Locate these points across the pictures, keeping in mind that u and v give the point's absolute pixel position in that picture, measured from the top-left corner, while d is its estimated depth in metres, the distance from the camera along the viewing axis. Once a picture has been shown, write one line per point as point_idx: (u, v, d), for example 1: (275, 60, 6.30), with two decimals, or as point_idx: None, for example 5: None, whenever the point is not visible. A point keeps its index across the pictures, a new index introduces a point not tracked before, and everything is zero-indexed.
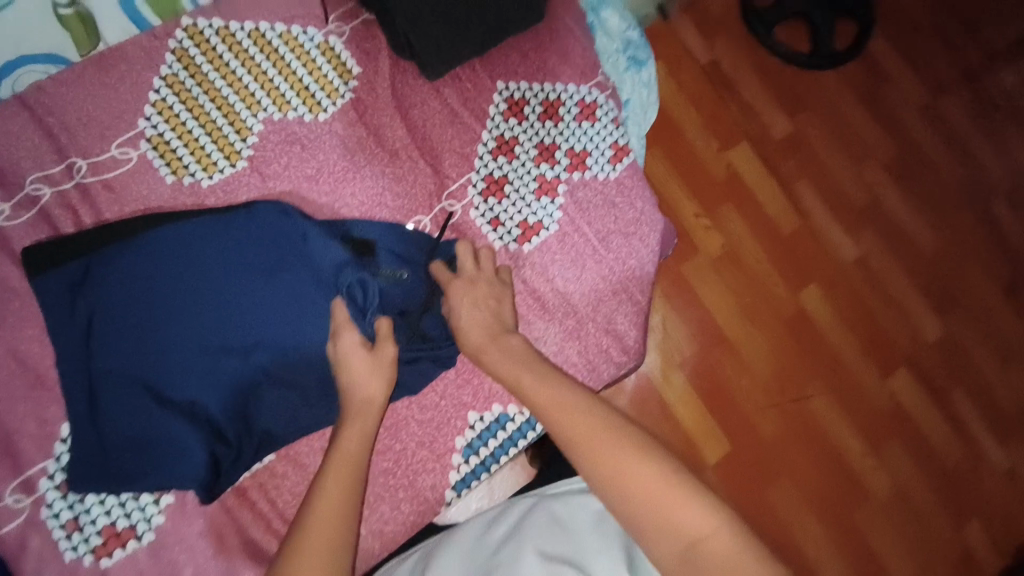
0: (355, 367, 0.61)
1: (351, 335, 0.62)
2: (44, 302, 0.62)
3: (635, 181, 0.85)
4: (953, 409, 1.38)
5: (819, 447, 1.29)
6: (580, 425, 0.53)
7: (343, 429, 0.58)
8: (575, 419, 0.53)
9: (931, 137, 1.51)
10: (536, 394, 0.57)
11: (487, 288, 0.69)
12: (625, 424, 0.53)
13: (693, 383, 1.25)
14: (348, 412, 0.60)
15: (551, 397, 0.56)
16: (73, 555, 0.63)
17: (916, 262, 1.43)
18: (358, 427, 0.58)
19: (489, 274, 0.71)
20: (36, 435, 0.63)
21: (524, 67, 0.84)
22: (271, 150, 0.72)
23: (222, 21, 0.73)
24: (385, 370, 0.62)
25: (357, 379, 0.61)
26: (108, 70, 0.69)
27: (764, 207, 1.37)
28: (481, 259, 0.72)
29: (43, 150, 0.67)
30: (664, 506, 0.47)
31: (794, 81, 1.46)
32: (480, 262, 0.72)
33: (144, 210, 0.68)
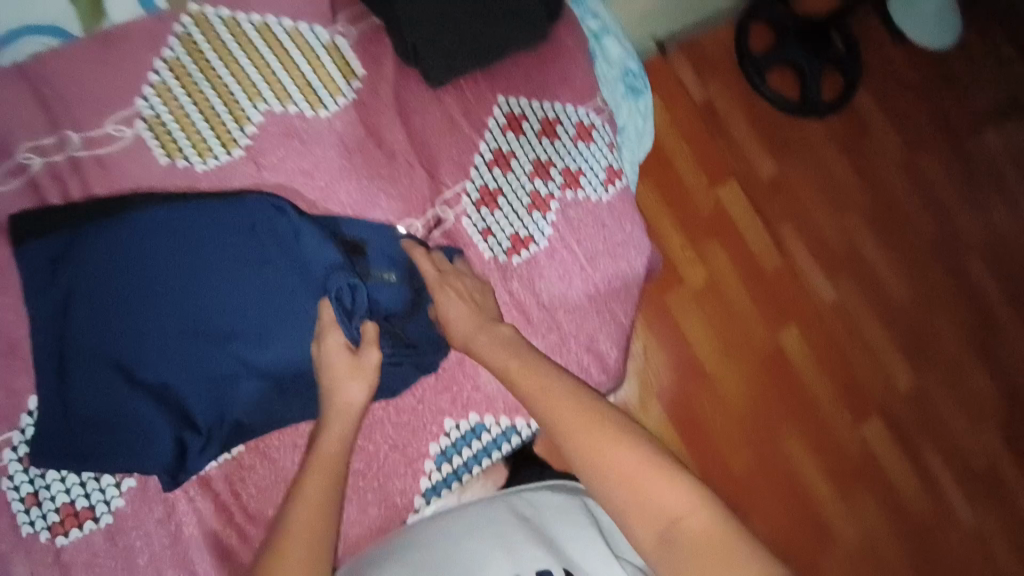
0: (335, 368, 0.62)
1: (337, 336, 0.63)
2: (24, 268, 0.62)
3: (627, 207, 0.87)
4: (918, 456, 1.41)
5: (787, 486, 1.31)
6: (564, 405, 0.60)
7: (323, 431, 0.61)
8: (559, 401, 0.60)
9: (909, 191, 1.57)
10: (524, 380, 0.63)
11: (470, 283, 0.72)
12: (604, 404, 0.60)
13: (667, 411, 1.27)
14: (327, 416, 0.61)
15: (544, 391, 0.61)
16: (28, 530, 0.61)
17: (889, 310, 1.48)
18: (337, 430, 0.61)
19: (468, 271, 0.74)
20: (3, 405, 0.62)
21: (525, 85, 0.86)
22: (269, 142, 0.72)
23: (231, 11, 0.73)
24: (367, 375, 0.62)
25: (337, 384, 0.61)
26: (110, 48, 0.69)
27: (748, 244, 1.41)
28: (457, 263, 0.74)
29: (37, 120, 0.66)
30: (642, 492, 0.54)
31: (782, 126, 1.52)
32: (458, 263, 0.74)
33: (136, 189, 0.67)
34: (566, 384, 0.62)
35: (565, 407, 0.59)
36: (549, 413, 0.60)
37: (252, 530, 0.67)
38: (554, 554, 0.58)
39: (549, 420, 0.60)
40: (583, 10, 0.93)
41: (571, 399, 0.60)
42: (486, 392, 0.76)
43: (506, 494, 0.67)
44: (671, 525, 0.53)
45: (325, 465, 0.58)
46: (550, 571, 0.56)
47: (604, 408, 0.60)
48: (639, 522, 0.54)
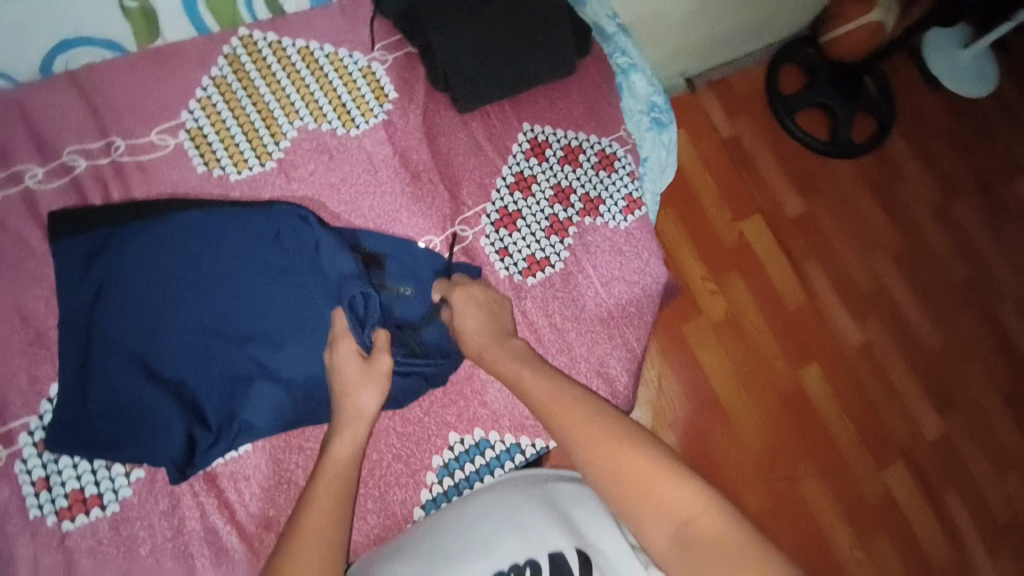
0: (347, 376, 0.62)
1: (349, 342, 0.63)
2: (61, 261, 0.65)
3: (644, 234, 0.88)
4: (948, 514, 1.34)
5: (809, 534, 1.24)
6: (571, 412, 0.60)
7: (333, 441, 0.60)
8: (566, 408, 0.60)
9: (942, 236, 1.53)
10: (532, 388, 0.63)
11: (485, 291, 0.72)
12: (611, 411, 0.60)
13: (683, 446, 1.23)
14: (339, 422, 0.61)
15: (552, 398, 0.62)
16: (36, 513, 0.61)
17: (918, 358, 1.43)
18: (348, 436, 0.60)
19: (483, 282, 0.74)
20: (24, 391, 0.63)
21: (550, 113, 0.89)
22: (301, 156, 0.76)
23: (277, 35, 0.78)
24: (377, 381, 0.62)
25: (348, 390, 0.61)
26: (162, 63, 0.74)
27: (771, 280, 1.39)
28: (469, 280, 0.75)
29: (87, 125, 0.71)
30: (654, 494, 0.54)
31: (810, 166, 1.51)
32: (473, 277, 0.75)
33: (173, 193, 0.71)
34: (573, 390, 0.62)
35: (572, 414, 0.59)
36: (557, 420, 0.60)
37: (253, 531, 0.67)
38: (567, 535, 0.57)
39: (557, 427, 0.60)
40: (611, 46, 0.95)
41: (578, 405, 0.60)
42: (492, 408, 0.76)
43: (521, 480, 0.67)
44: (684, 526, 0.52)
45: (336, 473, 0.57)
46: (563, 553, 0.55)
47: (612, 413, 0.59)
48: (652, 525, 0.53)
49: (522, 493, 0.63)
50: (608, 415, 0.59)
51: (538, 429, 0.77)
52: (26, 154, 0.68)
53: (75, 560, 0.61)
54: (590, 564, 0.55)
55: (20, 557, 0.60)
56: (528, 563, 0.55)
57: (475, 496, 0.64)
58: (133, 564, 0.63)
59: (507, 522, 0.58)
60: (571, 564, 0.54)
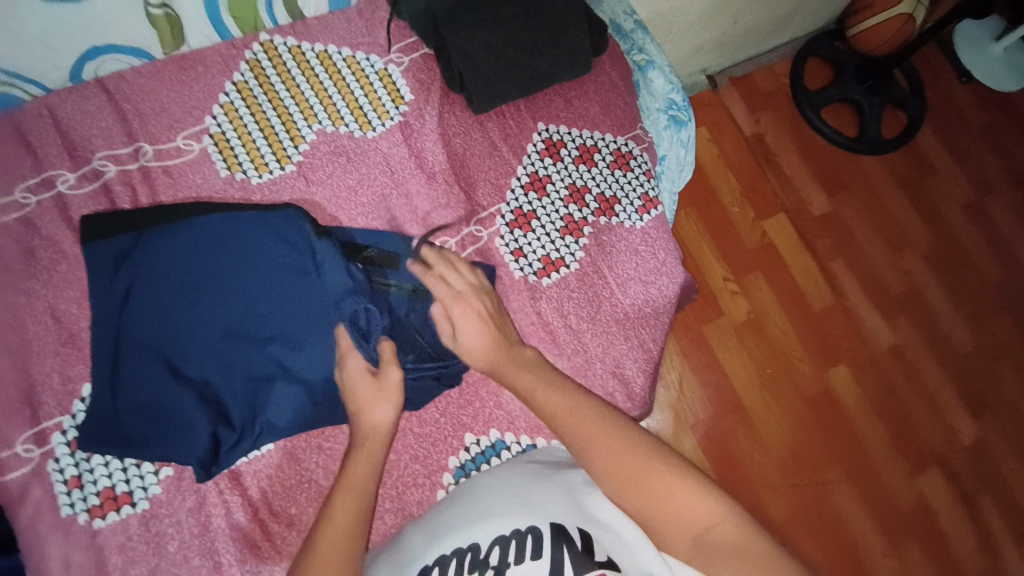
0: (360, 396, 0.64)
1: (355, 361, 0.65)
2: (92, 263, 0.67)
3: (661, 233, 0.88)
4: (983, 521, 1.29)
5: (836, 541, 1.21)
6: (590, 425, 0.62)
7: (351, 457, 0.62)
8: (584, 419, 0.62)
9: (975, 234, 1.48)
10: (548, 401, 0.64)
11: (479, 300, 0.69)
12: (631, 425, 0.63)
13: (705, 449, 1.21)
14: (357, 438, 0.63)
15: (568, 408, 0.63)
16: (68, 511, 0.63)
17: (950, 360, 1.38)
18: (364, 453, 0.62)
19: (472, 282, 0.70)
20: (56, 390, 0.66)
21: (566, 113, 0.88)
22: (319, 159, 0.77)
23: (296, 40, 0.80)
24: (388, 397, 0.64)
25: (361, 405, 0.63)
26: (186, 70, 0.76)
27: (796, 280, 1.36)
28: (458, 267, 0.71)
29: (116, 132, 0.73)
30: (674, 502, 0.56)
31: (836, 162, 1.48)
32: (458, 272, 0.71)
33: (196, 197, 0.73)
34: (589, 403, 0.64)
35: (591, 423, 0.62)
36: (575, 428, 0.62)
37: (275, 528, 0.68)
38: (571, 510, 0.58)
39: (573, 434, 0.61)
40: (628, 44, 0.95)
41: (596, 415, 0.63)
42: (508, 409, 0.76)
43: (531, 459, 0.68)
44: (705, 531, 0.55)
45: (354, 487, 0.60)
46: (563, 526, 0.56)
47: (630, 426, 0.62)
48: (673, 530, 0.56)
49: (529, 469, 0.64)
50: (627, 429, 0.62)
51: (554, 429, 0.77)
52: (58, 161, 0.71)
53: (106, 557, 0.63)
54: (590, 535, 0.56)
55: (51, 555, 0.62)
56: (529, 530, 0.55)
57: (486, 473, 0.66)
58: (161, 560, 0.64)
59: (513, 493, 0.60)
60: (572, 533, 0.55)
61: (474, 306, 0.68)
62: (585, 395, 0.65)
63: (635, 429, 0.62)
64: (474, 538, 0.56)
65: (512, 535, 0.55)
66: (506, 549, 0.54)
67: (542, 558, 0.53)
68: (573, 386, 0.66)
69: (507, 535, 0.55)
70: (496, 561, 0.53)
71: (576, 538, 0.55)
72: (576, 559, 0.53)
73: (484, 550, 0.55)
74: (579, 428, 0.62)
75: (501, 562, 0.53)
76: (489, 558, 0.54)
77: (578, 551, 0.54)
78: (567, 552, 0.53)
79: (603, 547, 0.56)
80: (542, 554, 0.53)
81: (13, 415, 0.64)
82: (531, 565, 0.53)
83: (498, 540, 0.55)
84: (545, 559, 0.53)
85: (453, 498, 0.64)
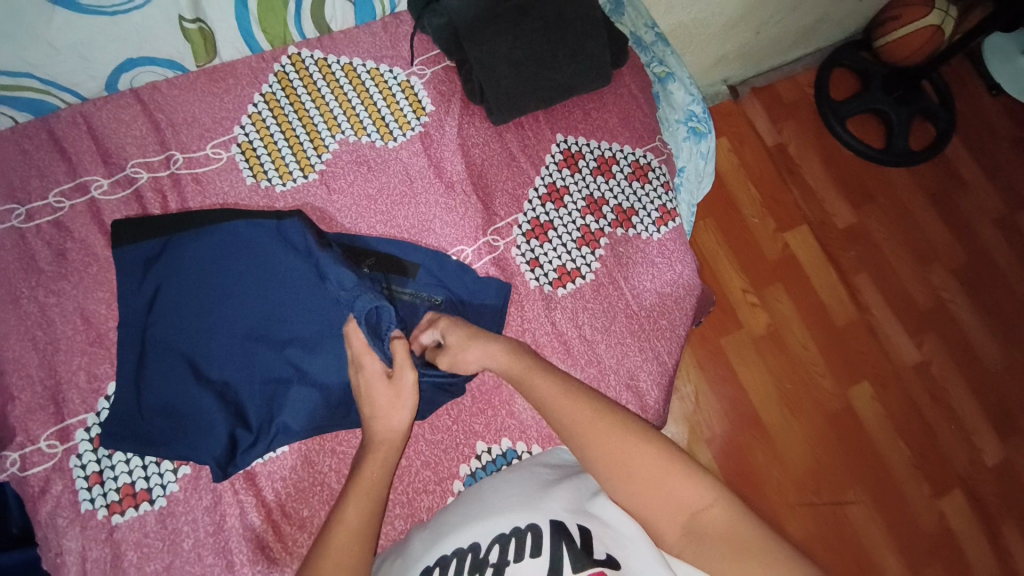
0: (377, 402, 0.63)
1: (371, 367, 0.64)
2: (122, 266, 0.70)
3: (678, 245, 0.87)
4: (1008, 546, 1.25)
5: (853, 560, 1.18)
6: (584, 414, 0.61)
7: (362, 462, 0.61)
8: (578, 408, 0.62)
9: (1005, 250, 1.44)
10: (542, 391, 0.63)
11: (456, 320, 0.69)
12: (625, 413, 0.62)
13: (719, 463, 1.19)
14: (370, 443, 0.63)
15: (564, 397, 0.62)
16: (88, 506, 0.65)
17: (978, 379, 1.35)
18: (378, 458, 0.62)
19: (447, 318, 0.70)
20: (83, 388, 0.68)
21: (585, 124, 0.89)
22: (341, 167, 0.79)
23: (323, 53, 0.82)
24: (408, 403, 0.63)
25: (379, 412, 0.63)
26: (217, 81, 0.79)
27: (817, 294, 1.33)
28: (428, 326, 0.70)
29: (148, 140, 0.76)
30: (664, 491, 0.56)
31: (861, 174, 1.45)
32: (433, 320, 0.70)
33: (222, 204, 0.75)
34: (585, 394, 0.63)
35: (589, 419, 0.61)
36: (573, 426, 0.61)
37: (287, 529, 0.69)
38: (570, 509, 0.57)
39: (571, 430, 0.61)
40: (648, 56, 0.96)
41: (593, 411, 0.61)
42: (520, 418, 0.76)
43: (541, 463, 0.67)
44: (693, 519, 0.55)
45: (362, 489, 0.60)
46: (563, 522, 0.55)
47: (625, 418, 0.61)
48: (662, 519, 0.56)
49: (535, 473, 0.64)
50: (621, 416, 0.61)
51: None
52: (92, 167, 0.74)
53: (122, 553, 0.64)
54: (590, 531, 0.55)
55: (68, 550, 0.63)
56: (530, 527, 0.55)
57: (493, 475, 0.66)
58: (175, 558, 0.65)
59: (516, 493, 0.60)
60: (572, 529, 0.55)
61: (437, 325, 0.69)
62: (585, 391, 0.64)
63: (630, 421, 0.61)
64: (474, 538, 0.56)
65: (512, 533, 0.55)
66: (505, 547, 0.54)
67: (542, 556, 0.52)
68: (576, 382, 0.64)
69: (506, 534, 0.55)
70: (495, 559, 0.53)
71: (576, 535, 0.54)
72: (575, 556, 0.52)
73: (484, 548, 0.55)
74: (575, 423, 0.61)
75: (501, 559, 0.53)
76: (488, 556, 0.54)
77: (578, 548, 0.53)
78: (567, 549, 0.53)
79: (603, 544, 0.55)
80: (541, 551, 0.53)
81: (40, 411, 0.67)
82: (531, 562, 0.52)
83: (497, 539, 0.55)
84: (545, 556, 0.52)
85: (457, 504, 0.63)
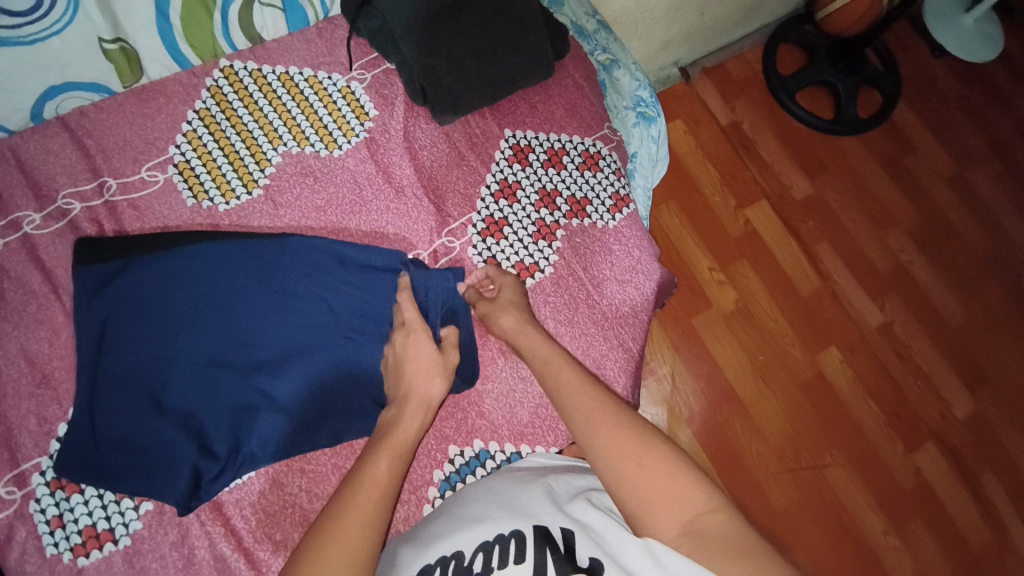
0: (419, 363, 0.66)
1: (421, 334, 0.68)
2: (76, 295, 0.68)
3: (634, 231, 0.88)
4: (982, 491, 1.29)
5: (835, 520, 1.21)
6: (594, 408, 0.61)
7: (401, 420, 0.62)
8: (590, 402, 0.62)
9: (958, 206, 1.49)
10: (560, 385, 0.65)
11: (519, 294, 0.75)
12: (631, 411, 0.62)
13: (701, 440, 1.21)
14: (406, 405, 0.64)
15: (580, 389, 0.63)
16: (53, 551, 0.62)
17: (942, 335, 1.39)
18: (414, 421, 0.62)
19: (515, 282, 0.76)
20: (34, 432, 0.65)
21: (533, 117, 0.88)
22: (286, 180, 0.77)
23: (257, 64, 0.80)
24: (448, 373, 0.67)
25: (417, 375, 0.66)
26: (147, 102, 0.76)
27: (782, 266, 1.36)
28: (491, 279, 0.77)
29: (79, 168, 0.73)
30: (667, 487, 0.54)
31: (815, 145, 1.48)
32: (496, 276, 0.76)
33: (164, 228, 0.73)
34: (600, 391, 0.63)
35: (601, 413, 0.60)
36: (587, 417, 0.61)
37: (260, 556, 0.66)
38: (554, 512, 0.56)
39: (582, 419, 0.61)
40: (591, 45, 0.96)
41: (603, 404, 0.61)
42: (490, 419, 0.76)
43: (517, 467, 0.67)
44: (694, 519, 0.52)
45: (393, 446, 0.59)
46: (547, 528, 0.54)
47: (634, 417, 0.61)
48: (661, 514, 0.53)
49: (513, 477, 0.64)
50: (630, 414, 0.61)
51: (537, 434, 0.77)
52: (23, 202, 0.71)
53: None
54: (573, 534, 0.54)
55: None
56: (513, 534, 0.54)
57: (476, 482, 0.66)
58: None
59: (496, 500, 0.60)
60: (555, 534, 0.54)
61: (497, 280, 0.76)
62: (604, 387, 0.65)
63: (643, 420, 0.61)
64: (458, 546, 0.55)
65: (495, 540, 0.54)
66: (489, 555, 0.53)
67: (527, 562, 0.52)
68: (598, 380, 0.66)
69: (490, 542, 0.54)
70: (479, 568, 0.52)
71: (559, 541, 0.53)
72: (559, 564, 0.51)
73: (468, 556, 0.54)
74: (590, 416, 0.60)
75: (484, 568, 0.52)
76: (473, 564, 0.53)
77: (561, 554, 0.52)
78: (550, 555, 0.52)
79: (587, 547, 0.53)
80: (525, 558, 0.52)
81: None
82: (513, 569, 0.51)
83: (481, 547, 0.54)
84: (527, 562, 0.51)
85: (437, 516, 0.62)
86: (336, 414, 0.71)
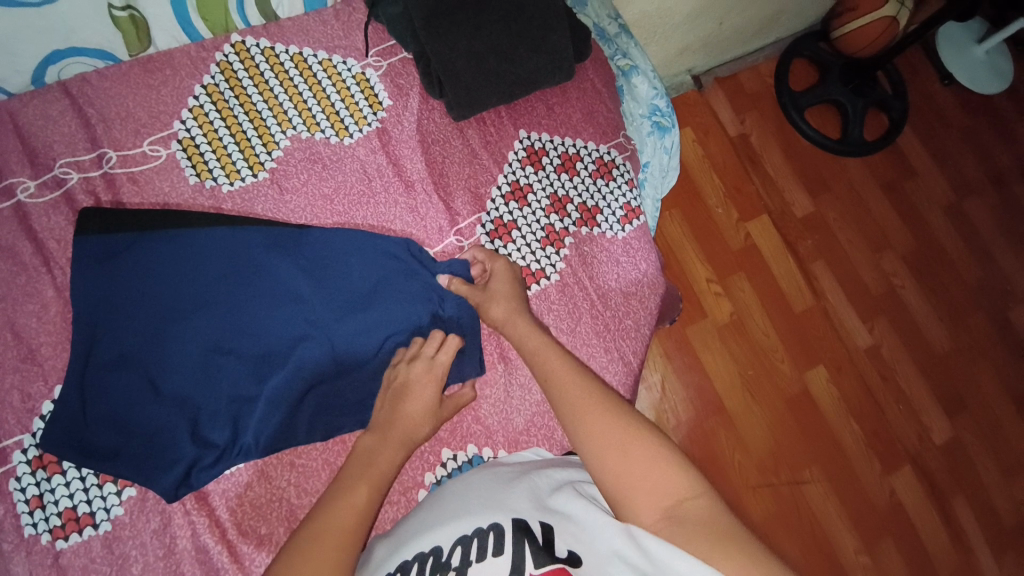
0: (416, 394, 0.65)
1: (434, 377, 0.66)
2: (74, 267, 0.66)
3: (642, 243, 0.88)
4: (953, 515, 1.32)
5: (811, 536, 1.22)
6: (580, 395, 0.61)
7: (378, 452, 0.61)
8: (576, 390, 0.61)
9: (953, 235, 1.50)
10: (549, 373, 0.64)
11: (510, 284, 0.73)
12: (616, 399, 0.61)
13: (687, 450, 1.22)
14: (390, 434, 0.62)
15: (568, 379, 0.63)
16: (31, 531, 0.61)
17: (927, 361, 1.40)
18: (390, 451, 0.61)
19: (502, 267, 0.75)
20: (17, 408, 0.63)
21: (548, 120, 0.87)
22: (293, 166, 0.75)
23: (269, 42, 0.77)
24: (436, 421, 0.66)
25: (405, 415, 0.64)
26: (153, 72, 0.73)
27: (778, 282, 1.36)
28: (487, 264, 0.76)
29: (78, 138, 0.70)
30: (648, 473, 0.54)
31: (820, 163, 1.48)
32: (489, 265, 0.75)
33: (164, 206, 0.70)
34: (588, 380, 0.63)
35: (588, 400, 0.60)
36: (572, 404, 0.60)
37: (244, 549, 0.64)
38: (534, 505, 0.56)
39: (567, 406, 0.61)
40: (611, 49, 0.95)
41: (591, 392, 0.61)
42: (486, 424, 0.75)
43: (500, 463, 0.66)
44: (676, 505, 0.52)
45: (371, 475, 0.58)
46: (526, 520, 0.53)
47: (619, 403, 0.60)
48: (643, 499, 0.53)
49: (495, 471, 0.63)
50: (614, 401, 0.60)
51: (531, 442, 0.76)
52: (18, 168, 0.68)
53: None
54: (553, 528, 0.53)
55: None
56: (492, 527, 0.53)
57: (457, 477, 0.64)
58: None
59: (476, 494, 0.58)
60: (533, 527, 0.53)
61: (488, 266, 0.75)
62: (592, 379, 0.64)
63: (628, 408, 0.60)
64: (435, 541, 0.54)
65: (475, 535, 0.53)
66: (468, 549, 0.52)
67: (504, 555, 0.51)
68: (588, 372, 0.65)
69: (468, 535, 0.53)
70: (457, 562, 0.51)
71: (538, 532, 0.52)
72: (537, 555, 0.51)
73: (445, 552, 0.52)
74: (576, 403, 0.60)
75: (462, 561, 0.51)
76: (450, 560, 0.51)
77: (539, 546, 0.51)
78: (529, 547, 0.51)
79: (564, 540, 0.53)
80: (504, 549, 0.51)
81: None
82: (491, 562, 0.50)
83: (460, 540, 0.53)
84: (506, 554, 0.51)
85: (418, 509, 0.61)
86: (331, 412, 0.70)
